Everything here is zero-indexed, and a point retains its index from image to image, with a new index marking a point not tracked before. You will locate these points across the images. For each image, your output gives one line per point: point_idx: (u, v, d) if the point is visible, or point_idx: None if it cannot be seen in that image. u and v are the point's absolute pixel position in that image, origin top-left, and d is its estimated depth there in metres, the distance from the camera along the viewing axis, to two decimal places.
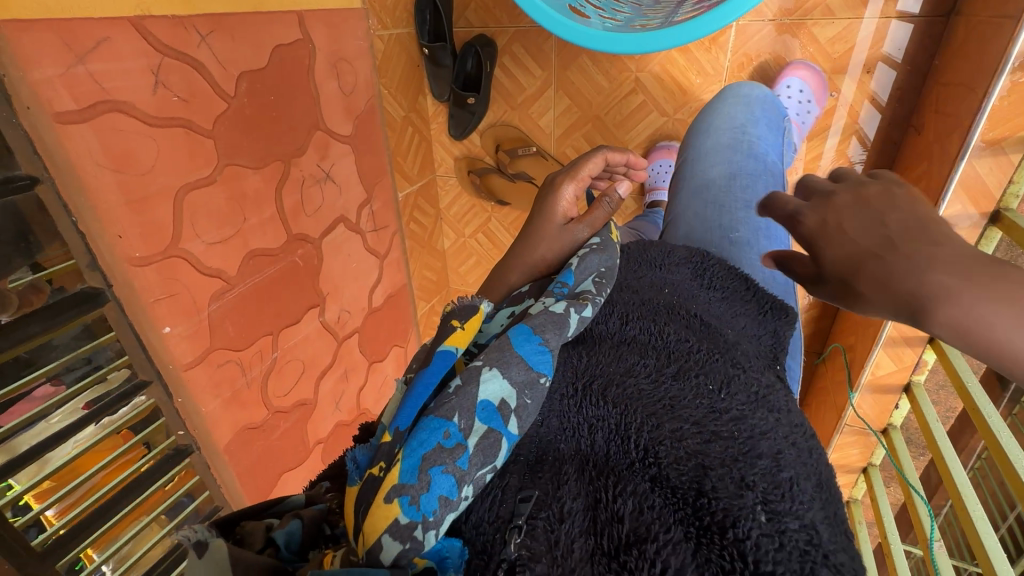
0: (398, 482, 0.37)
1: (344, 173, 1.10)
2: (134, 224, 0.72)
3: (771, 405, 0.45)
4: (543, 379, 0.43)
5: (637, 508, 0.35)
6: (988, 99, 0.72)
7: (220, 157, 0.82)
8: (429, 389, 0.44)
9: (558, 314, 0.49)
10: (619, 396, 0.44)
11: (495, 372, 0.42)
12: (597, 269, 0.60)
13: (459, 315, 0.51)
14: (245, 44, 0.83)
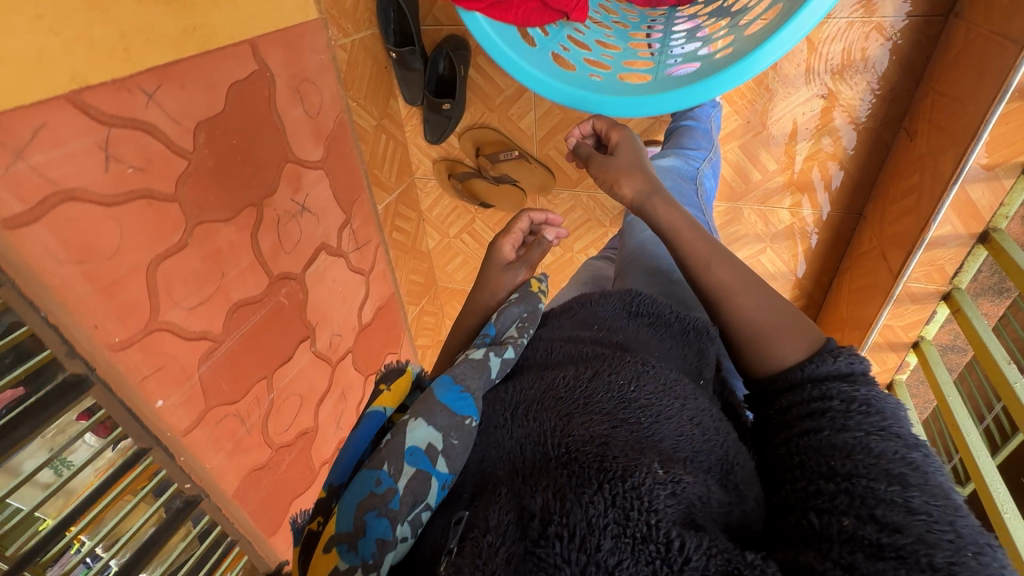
0: (336, 531, 0.40)
1: (320, 200, 1.05)
2: (108, 310, 0.68)
3: (678, 395, 0.48)
4: (470, 420, 0.46)
5: (551, 498, 0.35)
6: (983, 125, 0.70)
7: (189, 217, 0.78)
8: (360, 449, 0.48)
9: (477, 361, 0.53)
10: (540, 408, 0.46)
11: (422, 419, 0.45)
12: (518, 315, 0.66)
13: (386, 377, 0.54)
14: (197, 91, 0.76)
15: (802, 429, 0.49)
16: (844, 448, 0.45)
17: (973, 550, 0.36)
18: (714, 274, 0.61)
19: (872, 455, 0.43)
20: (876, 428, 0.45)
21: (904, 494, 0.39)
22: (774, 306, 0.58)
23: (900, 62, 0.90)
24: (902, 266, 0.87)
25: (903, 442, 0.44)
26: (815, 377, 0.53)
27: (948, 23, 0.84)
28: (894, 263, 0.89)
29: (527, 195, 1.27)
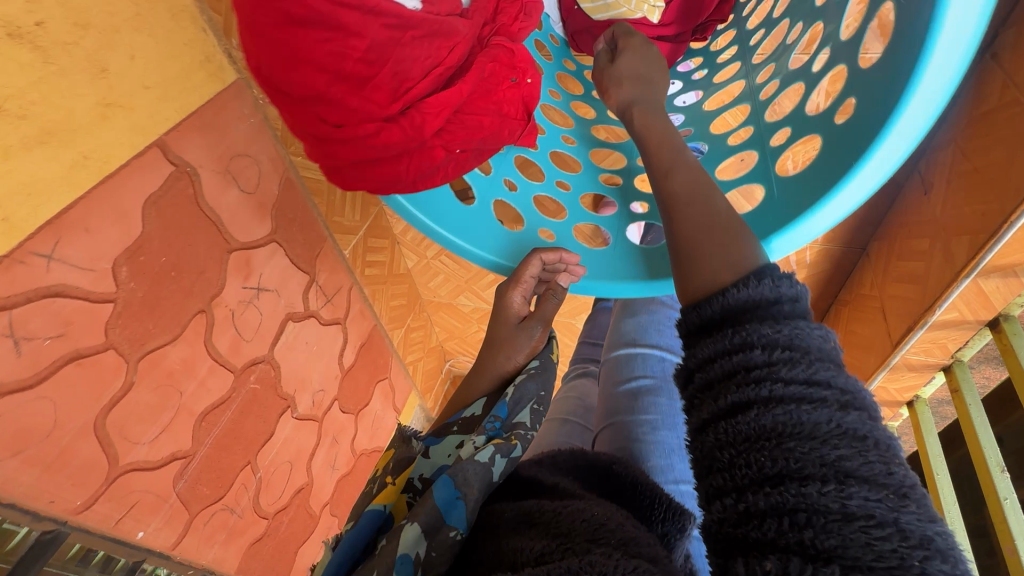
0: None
1: (276, 273, 0.98)
2: (61, 481, 0.66)
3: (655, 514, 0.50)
4: (455, 532, 0.51)
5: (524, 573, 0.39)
6: (1010, 224, 0.61)
7: (129, 356, 0.72)
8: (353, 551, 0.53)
9: (482, 464, 0.56)
10: (519, 538, 0.48)
11: (416, 525, 0.50)
12: (534, 395, 0.68)
13: (392, 470, 0.63)
14: (106, 226, 0.67)
15: (726, 400, 0.40)
16: (772, 427, 0.38)
17: (921, 555, 0.32)
18: (672, 180, 0.59)
19: (803, 432, 0.37)
20: (803, 391, 0.38)
21: (841, 493, 0.34)
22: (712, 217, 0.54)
23: None
24: (902, 337, 0.81)
25: (833, 405, 0.38)
26: (733, 307, 0.45)
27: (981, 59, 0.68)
28: (894, 328, 0.83)
29: None
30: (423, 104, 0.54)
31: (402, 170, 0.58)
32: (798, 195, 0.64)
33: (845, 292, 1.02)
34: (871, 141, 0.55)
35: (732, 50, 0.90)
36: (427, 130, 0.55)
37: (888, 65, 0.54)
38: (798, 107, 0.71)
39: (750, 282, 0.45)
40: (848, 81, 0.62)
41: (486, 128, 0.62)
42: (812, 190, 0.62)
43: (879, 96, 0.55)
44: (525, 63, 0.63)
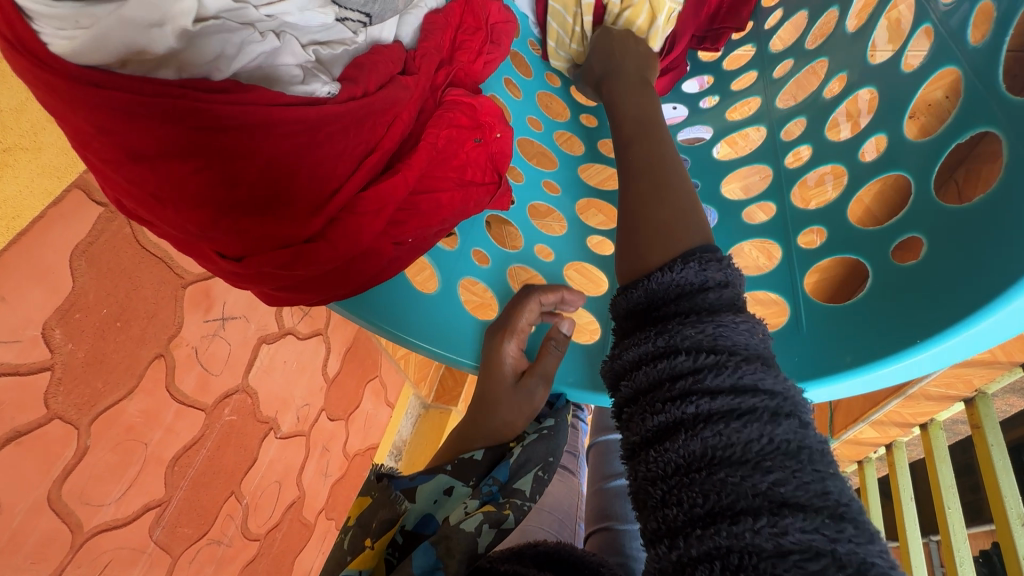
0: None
1: (242, 298, 0.90)
2: (19, 561, 0.62)
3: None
4: None
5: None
6: None
7: (80, 421, 0.67)
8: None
9: (470, 536, 0.49)
10: None
11: None
12: (541, 459, 0.58)
13: (371, 530, 0.52)
14: (28, 290, 0.59)
15: (656, 423, 0.33)
16: (701, 452, 0.30)
17: None
18: (631, 152, 0.48)
19: (734, 455, 0.29)
20: (730, 403, 0.31)
21: (775, 529, 0.26)
22: (668, 194, 0.43)
23: None
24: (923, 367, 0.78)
25: (763, 417, 0.30)
26: (659, 294, 0.37)
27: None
28: None
29: None
30: (379, 189, 0.49)
31: (370, 266, 0.51)
32: (817, 348, 0.47)
33: None
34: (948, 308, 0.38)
35: (751, 76, 0.69)
36: (385, 214, 0.50)
37: (997, 214, 0.36)
38: (838, 200, 0.52)
39: (680, 264, 0.37)
40: (916, 203, 0.44)
41: (449, 202, 0.56)
42: (836, 351, 0.46)
43: (965, 256, 0.38)
44: (487, 117, 0.59)
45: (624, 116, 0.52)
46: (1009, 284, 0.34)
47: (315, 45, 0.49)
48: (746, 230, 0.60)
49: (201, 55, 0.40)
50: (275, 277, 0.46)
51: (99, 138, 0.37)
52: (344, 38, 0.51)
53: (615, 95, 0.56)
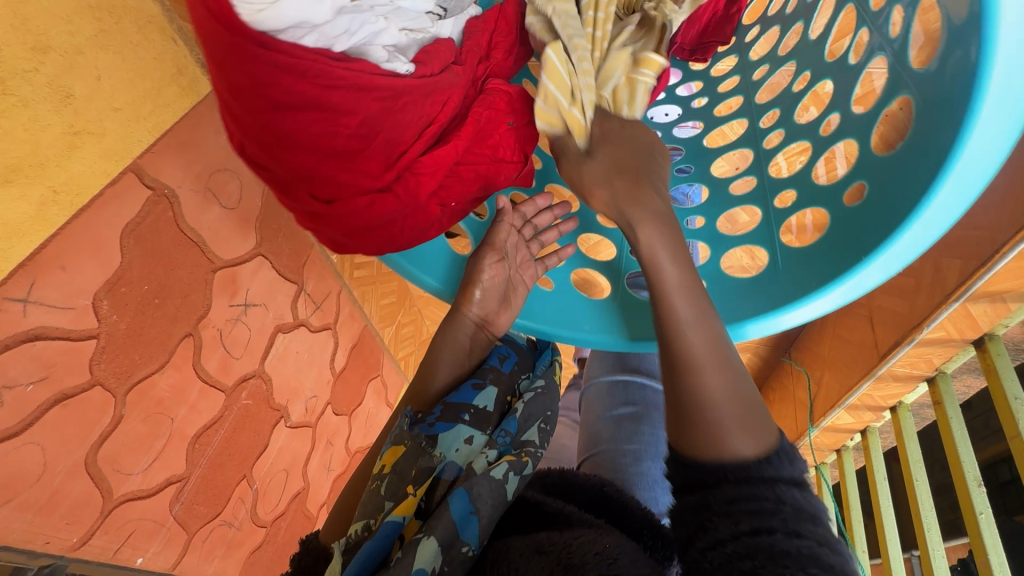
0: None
1: (264, 286, 0.95)
2: (55, 522, 0.65)
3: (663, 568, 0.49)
4: (466, 547, 0.50)
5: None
6: (997, 259, 0.62)
7: (116, 391, 0.71)
8: (368, 562, 0.49)
9: (496, 481, 0.55)
10: None
11: (432, 540, 0.48)
12: (543, 413, 0.67)
13: (412, 479, 0.57)
14: (83, 261, 0.64)
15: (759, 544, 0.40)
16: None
17: None
18: (676, 304, 0.51)
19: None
20: (825, 553, 0.39)
21: None
22: (738, 393, 0.47)
23: None
24: (887, 350, 0.83)
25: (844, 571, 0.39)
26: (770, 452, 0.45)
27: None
28: (881, 340, 0.85)
29: None
30: (427, 159, 0.58)
31: (415, 224, 0.60)
32: (790, 288, 0.58)
33: None
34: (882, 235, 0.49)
35: (734, 80, 0.80)
36: (428, 181, 0.58)
37: (907, 156, 0.47)
38: (804, 168, 0.62)
39: (783, 458, 0.45)
40: (858, 161, 0.55)
41: (484, 175, 0.64)
42: (799, 290, 0.57)
43: (894, 192, 0.48)
44: (518, 105, 0.67)
45: (671, 264, 0.53)
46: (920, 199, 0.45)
47: (406, 30, 0.57)
48: (730, 200, 0.69)
49: (335, 27, 0.47)
50: (348, 221, 0.55)
51: (252, 90, 0.45)
52: (422, 27, 0.59)
53: (633, 198, 0.56)
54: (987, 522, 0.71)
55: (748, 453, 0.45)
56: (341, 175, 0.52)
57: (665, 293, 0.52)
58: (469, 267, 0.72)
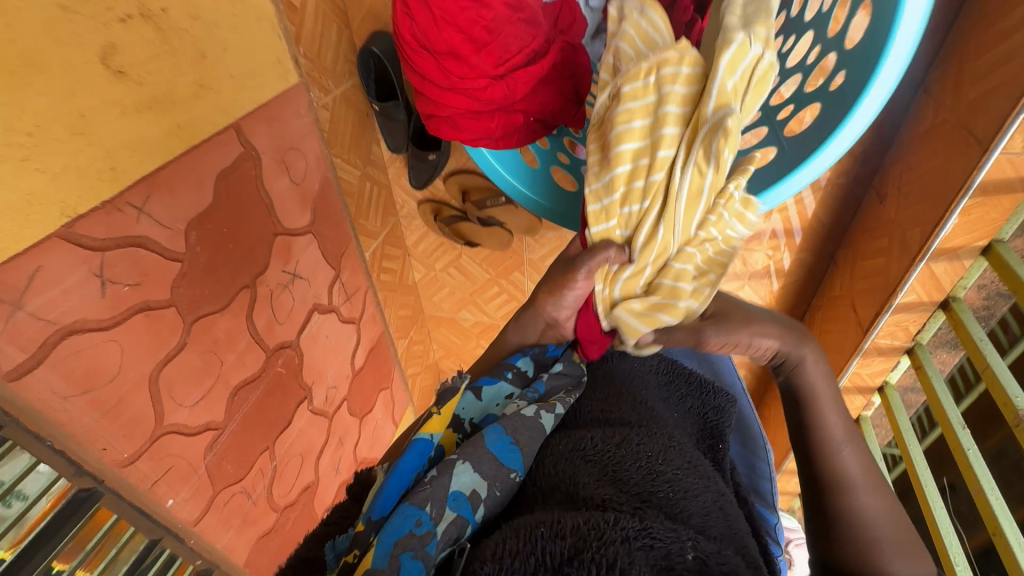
0: (370, 567, 0.43)
1: (309, 263, 1.04)
2: (114, 431, 0.67)
3: (700, 474, 0.55)
4: (512, 474, 0.53)
5: (583, 524, 0.43)
6: (949, 215, 0.77)
7: (185, 317, 0.76)
8: (404, 476, 0.52)
9: (529, 417, 0.58)
10: (565, 466, 0.53)
11: (467, 466, 0.52)
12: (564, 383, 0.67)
13: (437, 400, 0.61)
14: (186, 190, 0.73)
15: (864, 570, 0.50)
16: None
17: None
18: (838, 458, 0.55)
19: None
20: None
21: None
22: (896, 515, 0.53)
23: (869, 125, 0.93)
24: (869, 323, 0.95)
25: None
26: None
27: (948, 38, 0.80)
28: (863, 317, 0.97)
29: (514, 236, 1.28)
30: (513, 72, 0.69)
31: (493, 120, 0.72)
32: (791, 157, 0.67)
33: (817, 298, 1.17)
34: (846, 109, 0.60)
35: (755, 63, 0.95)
36: (508, 89, 0.69)
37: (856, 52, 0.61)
38: None
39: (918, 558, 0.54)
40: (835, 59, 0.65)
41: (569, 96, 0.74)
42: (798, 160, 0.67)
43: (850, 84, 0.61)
44: (585, 59, 0.74)
45: (817, 366, 0.58)
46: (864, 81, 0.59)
47: None
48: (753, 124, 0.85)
49: None
50: (469, 99, 0.70)
51: None
52: None
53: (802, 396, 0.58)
54: (976, 457, 0.78)
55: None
56: (471, 58, 0.67)
57: (815, 401, 0.57)
58: (558, 274, 0.66)
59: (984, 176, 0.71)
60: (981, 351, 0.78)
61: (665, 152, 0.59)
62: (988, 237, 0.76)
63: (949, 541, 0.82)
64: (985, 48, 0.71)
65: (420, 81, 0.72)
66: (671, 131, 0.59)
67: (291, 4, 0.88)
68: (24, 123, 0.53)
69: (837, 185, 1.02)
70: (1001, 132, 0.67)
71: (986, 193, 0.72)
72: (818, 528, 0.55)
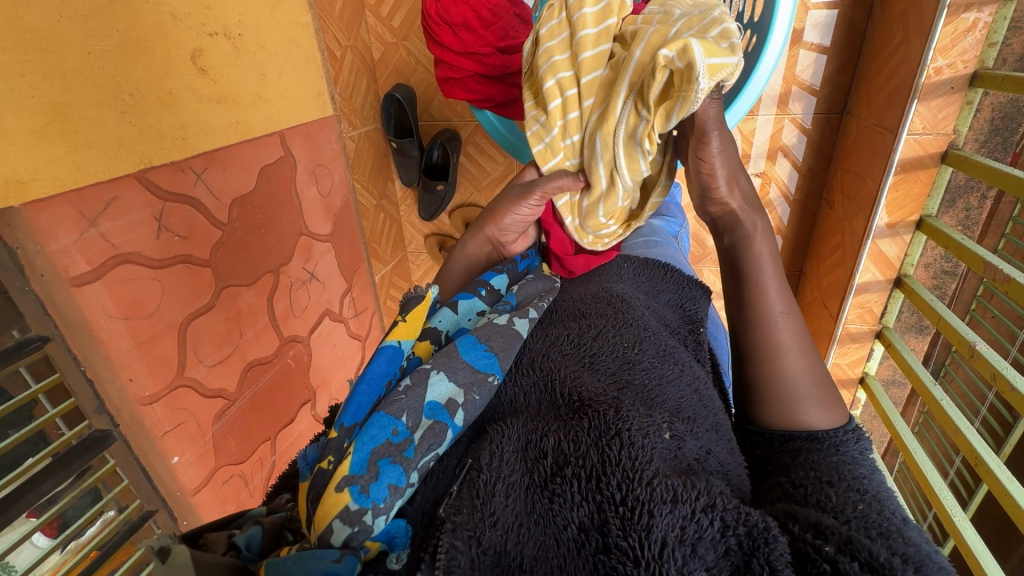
0: (347, 473, 0.32)
1: (325, 269, 1.15)
2: (142, 364, 0.73)
3: (676, 361, 0.47)
4: (493, 378, 0.40)
5: (563, 439, 0.34)
6: (881, 193, 0.92)
7: (218, 281, 0.85)
8: (378, 386, 0.39)
9: (502, 324, 0.45)
10: (543, 363, 0.44)
11: (442, 374, 0.38)
12: (537, 294, 0.56)
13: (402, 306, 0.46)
14: (235, 172, 0.87)
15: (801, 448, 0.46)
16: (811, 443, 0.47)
17: None
18: (775, 325, 0.52)
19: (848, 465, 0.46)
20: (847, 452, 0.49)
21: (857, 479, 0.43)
22: (817, 373, 0.50)
23: (811, 143, 1.12)
24: (840, 309, 1.06)
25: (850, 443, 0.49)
26: None
27: (856, 71, 1.03)
28: (834, 308, 1.09)
29: None
30: (510, 49, 0.83)
31: (494, 87, 0.85)
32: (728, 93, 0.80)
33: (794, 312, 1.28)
34: (764, 39, 0.75)
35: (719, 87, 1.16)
36: (506, 59, 0.82)
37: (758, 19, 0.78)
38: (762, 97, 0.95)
39: (850, 433, 0.48)
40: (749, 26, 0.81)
41: None
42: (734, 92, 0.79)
43: (762, 30, 0.76)
44: None
45: (763, 239, 0.55)
46: (769, 19, 0.74)
47: None
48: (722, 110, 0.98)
49: None
50: (474, 59, 0.84)
51: None
52: None
53: (740, 261, 0.55)
54: (949, 405, 0.83)
55: (820, 426, 0.48)
56: (481, 31, 0.84)
57: (750, 271, 0.54)
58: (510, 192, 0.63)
59: (901, 156, 0.88)
60: (934, 309, 0.87)
61: (589, 78, 0.54)
62: (918, 213, 0.91)
63: (943, 494, 0.82)
64: (883, 68, 0.93)
65: (439, 51, 0.87)
66: (591, 58, 0.54)
67: (333, 55, 1.11)
68: (128, 86, 0.67)
69: (793, 195, 1.19)
70: (903, 121, 0.86)
71: (903, 171, 0.89)
72: (749, 390, 0.53)
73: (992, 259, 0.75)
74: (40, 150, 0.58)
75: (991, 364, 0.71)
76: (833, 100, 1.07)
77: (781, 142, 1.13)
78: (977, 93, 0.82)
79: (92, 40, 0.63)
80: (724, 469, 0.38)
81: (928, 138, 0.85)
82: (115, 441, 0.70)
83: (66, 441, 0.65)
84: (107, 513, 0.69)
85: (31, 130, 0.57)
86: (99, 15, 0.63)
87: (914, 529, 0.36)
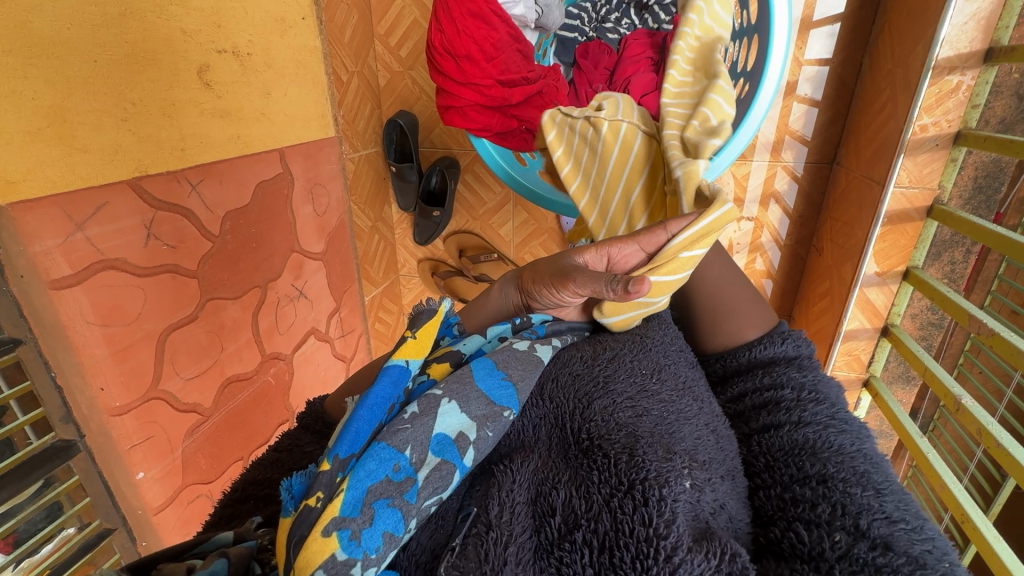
0: (337, 515, 0.30)
1: (315, 287, 1.15)
2: (116, 372, 0.71)
3: (697, 397, 0.45)
4: (508, 414, 0.37)
5: (575, 493, 0.33)
6: (869, 241, 0.94)
7: (204, 293, 0.84)
8: (379, 411, 0.35)
9: (523, 351, 0.42)
10: (555, 391, 0.42)
11: (454, 404, 0.36)
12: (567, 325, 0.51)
13: (412, 320, 0.42)
14: (231, 186, 0.88)
15: (762, 425, 0.45)
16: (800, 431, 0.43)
17: None
18: None
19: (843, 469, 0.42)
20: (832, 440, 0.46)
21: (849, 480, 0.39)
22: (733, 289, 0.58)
23: (801, 190, 1.14)
24: (827, 355, 1.07)
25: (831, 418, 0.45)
26: None
27: (846, 125, 1.06)
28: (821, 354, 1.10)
29: None
30: (510, 82, 0.87)
31: (493, 117, 0.88)
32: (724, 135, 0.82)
33: None
34: (756, 84, 0.78)
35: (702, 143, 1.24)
36: (506, 92, 0.86)
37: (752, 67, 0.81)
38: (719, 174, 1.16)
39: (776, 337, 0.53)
40: (744, 72, 0.83)
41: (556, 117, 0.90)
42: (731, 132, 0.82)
43: (755, 75, 0.79)
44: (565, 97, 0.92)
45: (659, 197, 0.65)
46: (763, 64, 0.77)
47: None
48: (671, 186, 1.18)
49: None
50: (475, 89, 0.87)
51: None
52: None
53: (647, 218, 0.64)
54: (935, 459, 0.81)
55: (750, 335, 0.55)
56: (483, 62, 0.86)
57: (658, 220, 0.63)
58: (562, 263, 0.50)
59: (888, 207, 0.90)
60: (920, 359, 0.87)
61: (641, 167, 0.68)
62: (904, 264, 0.93)
63: None
64: (872, 123, 0.96)
65: (441, 80, 0.89)
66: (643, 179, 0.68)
67: (339, 79, 1.14)
68: (131, 95, 0.68)
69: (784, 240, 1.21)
70: (891, 174, 0.89)
71: (889, 222, 0.91)
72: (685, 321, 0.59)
73: (977, 313, 0.75)
74: (34, 151, 0.58)
75: (977, 419, 0.71)
76: (824, 150, 1.10)
77: (772, 189, 1.16)
78: (961, 152, 0.84)
79: (100, 49, 0.64)
80: (734, 526, 0.36)
81: (914, 192, 0.88)
82: (78, 452, 0.67)
83: (29, 449, 0.62)
84: (66, 529, 0.66)
85: (27, 131, 0.57)
86: (110, 26, 0.65)
87: (900, 530, 0.34)
